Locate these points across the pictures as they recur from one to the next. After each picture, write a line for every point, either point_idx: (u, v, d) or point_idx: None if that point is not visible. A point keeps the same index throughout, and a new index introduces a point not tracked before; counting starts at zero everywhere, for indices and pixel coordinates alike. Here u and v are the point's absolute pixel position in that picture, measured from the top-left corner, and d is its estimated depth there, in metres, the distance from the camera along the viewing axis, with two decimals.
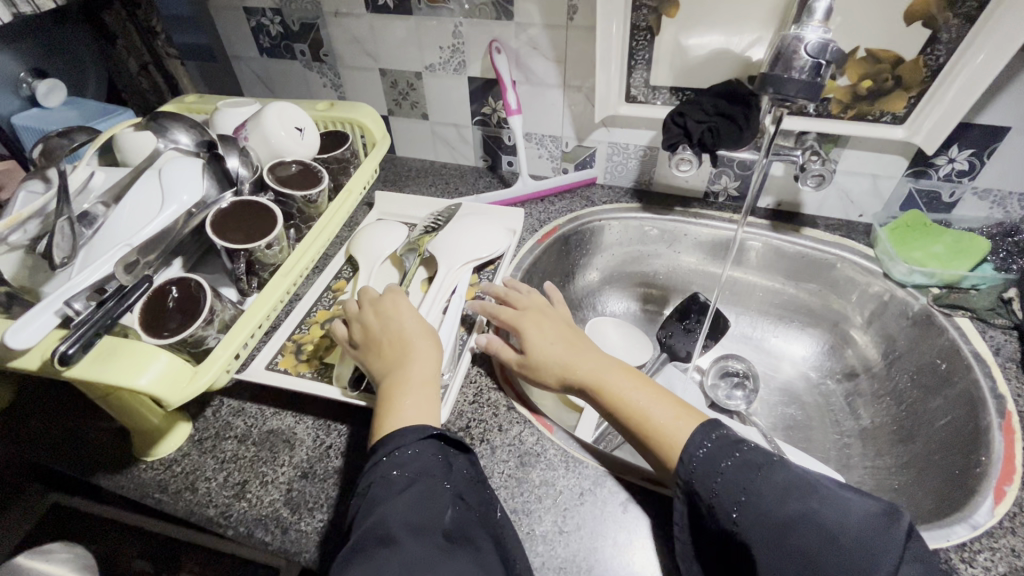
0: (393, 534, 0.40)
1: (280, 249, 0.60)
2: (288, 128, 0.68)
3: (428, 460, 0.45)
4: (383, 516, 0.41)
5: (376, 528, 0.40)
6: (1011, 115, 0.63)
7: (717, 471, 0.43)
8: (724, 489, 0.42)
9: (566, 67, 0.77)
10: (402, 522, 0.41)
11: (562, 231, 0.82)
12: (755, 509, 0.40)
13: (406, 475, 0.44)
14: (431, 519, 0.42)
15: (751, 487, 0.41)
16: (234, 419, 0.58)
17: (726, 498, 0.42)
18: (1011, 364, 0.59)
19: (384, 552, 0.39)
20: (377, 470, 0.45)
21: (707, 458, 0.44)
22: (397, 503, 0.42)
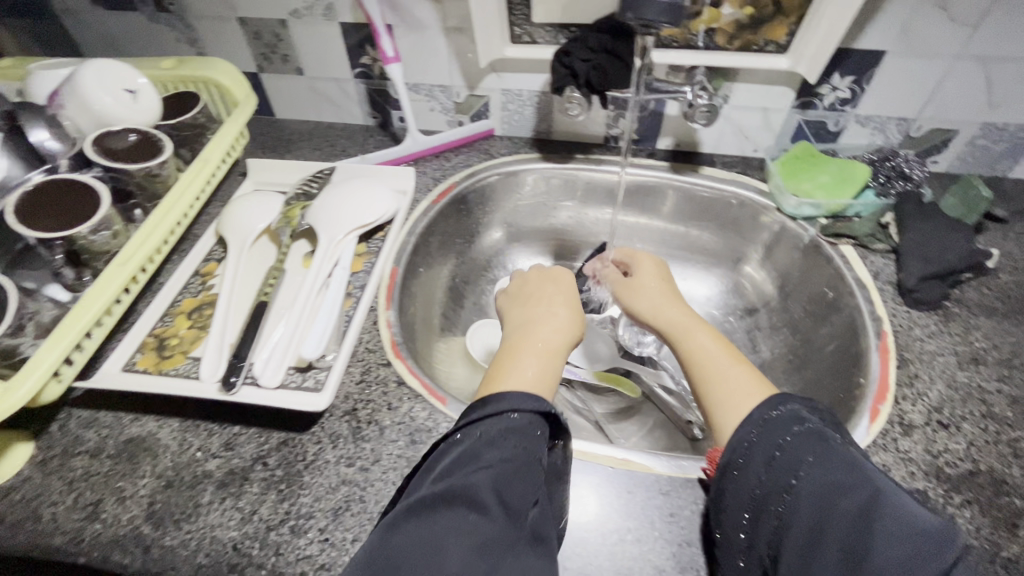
0: (484, 511, 0.33)
1: (112, 235, 0.52)
2: (115, 91, 0.58)
3: (541, 435, 0.39)
4: (474, 484, 0.34)
5: (464, 492, 0.34)
6: (887, 38, 0.62)
7: (787, 432, 0.40)
8: (788, 451, 0.39)
9: (444, 6, 0.70)
10: (497, 499, 0.34)
11: (459, 189, 0.76)
12: (819, 476, 0.37)
13: (517, 441, 0.37)
14: (523, 506, 0.35)
15: (825, 456, 0.38)
16: (85, 432, 0.51)
17: (786, 460, 0.39)
18: (888, 286, 0.61)
19: (459, 527, 0.32)
20: (489, 427, 0.38)
21: (775, 421, 0.41)
22: (495, 472, 0.35)
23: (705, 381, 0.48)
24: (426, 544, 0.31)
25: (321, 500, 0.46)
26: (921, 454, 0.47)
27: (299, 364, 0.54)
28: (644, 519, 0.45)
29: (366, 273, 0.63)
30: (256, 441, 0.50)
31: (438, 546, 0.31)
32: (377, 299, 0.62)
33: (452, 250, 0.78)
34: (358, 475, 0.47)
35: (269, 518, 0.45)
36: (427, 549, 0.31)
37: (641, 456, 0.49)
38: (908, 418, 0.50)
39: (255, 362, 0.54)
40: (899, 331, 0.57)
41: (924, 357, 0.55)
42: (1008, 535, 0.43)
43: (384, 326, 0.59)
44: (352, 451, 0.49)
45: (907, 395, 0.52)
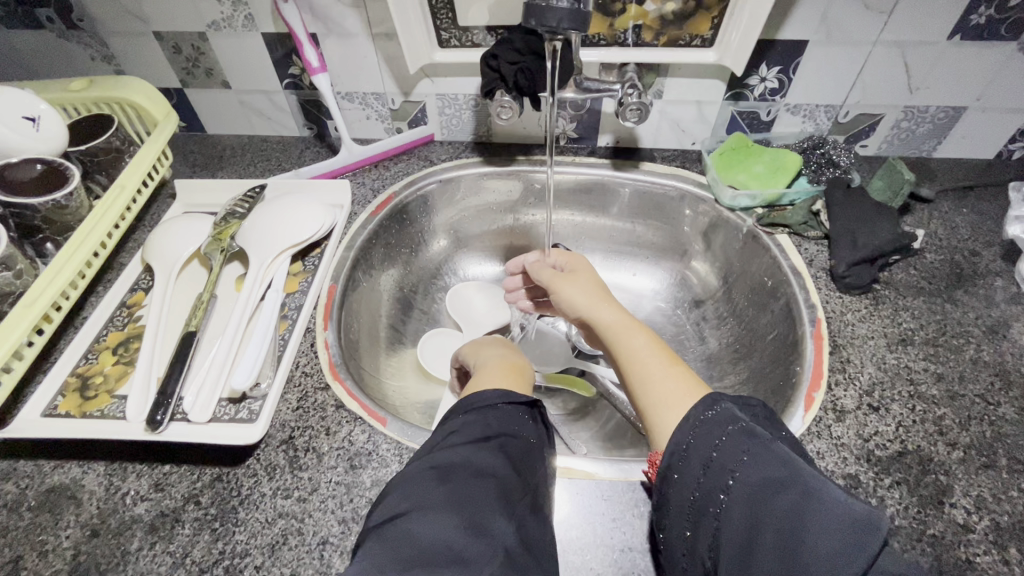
0: (500, 472, 0.40)
1: (15, 275, 0.49)
2: (14, 120, 0.55)
3: (526, 422, 0.46)
4: (487, 453, 0.41)
5: (482, 459, 0.40)
6: (807, 28, 0.63)
7: (721, 431, 0.40)
8: (723, 451, 0.39)
9: (366, 13, 0.68)
10: (507, 464, 0.41)
11: (399, 199, 0.75)
12: (754, 473, 0.37)
13: (507, 426, 0.44)
14: (523, 474, 0.42)
15: (758, 453, 0.38)
16: (3, 484, 0.49)
17: (722, 460, 0.39)
18: (822, 272, 0.63)
19: (483, 483, 0.38)
20: (483, 416, 0.44)
21: (711, 421, 0.41)
22: (499, 446, 0.42)
23: (641, 385, 0.48)
24: (460, 496, 0.37)
25: (257, 537, 0.44)
26: (853, 439, 0.49)
27: (231, 395, 0.52)
28: (587, 527, 0.45)
29: (301, 293, 0.61)
30: (188, 479, 0.48)
31: (470, 499, 0.37)
32: (314, 319, 0.60)
33: (397, 261, 0.76)
34: (296, 507, 0.46)
35: (203, 560, 0.43)
36: (463, 499, 0.37)
37: (583, 463, 0.49)
38: (841, 403, 0.51)
39: (186, 396, 0.52)
40: (832, 317, 0.58)
41: (855, 341, 0.56)
42: (934, 512, 0.44)
43: (322, 347, 0.58)
44: (289, 482, 0.48)
45: (840, 381, 0.53)
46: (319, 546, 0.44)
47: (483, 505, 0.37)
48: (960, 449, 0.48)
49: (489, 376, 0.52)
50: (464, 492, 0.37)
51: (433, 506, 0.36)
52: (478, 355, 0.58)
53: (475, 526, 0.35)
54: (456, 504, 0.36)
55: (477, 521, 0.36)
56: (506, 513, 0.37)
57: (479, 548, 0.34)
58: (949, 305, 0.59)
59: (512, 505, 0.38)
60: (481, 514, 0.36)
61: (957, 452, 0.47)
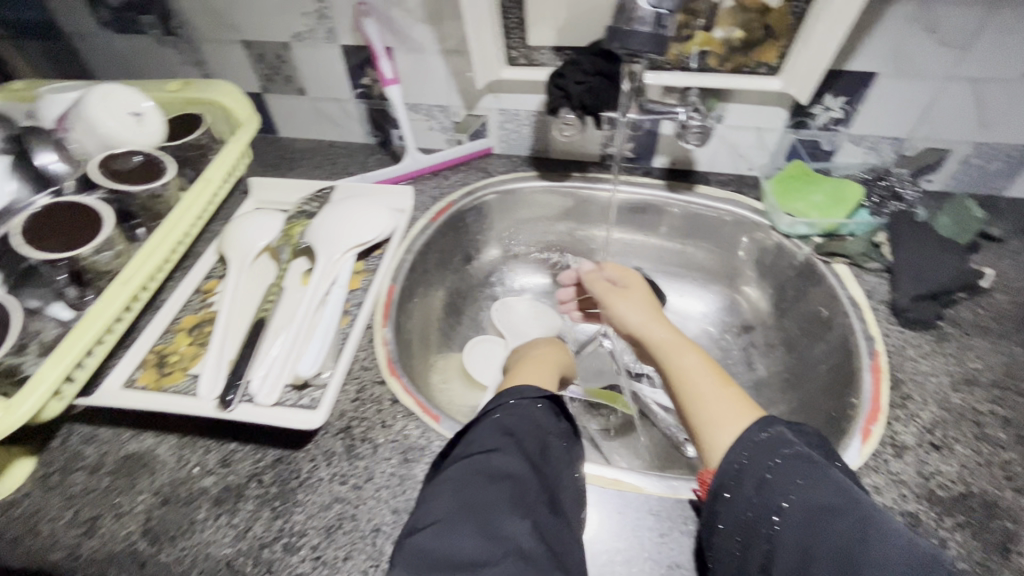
0: (516, 473, 0.41)
1: (115, 255, 0.54)
2: (121, 115, 0.60)
3: (545, 420, 0.46)
4: (502, 455, 0.41)
5: (496, 461, 0.41)
6: (877, 60, 0.63)
7: (776, 454, 0.40)
8: (779, 473, 0.39)
9: (441, 30, 0.72)
10: (524, 464, 0.42)
11: (457, 207, 0.78)
12: (810, 498, 0.36)
13: (523, 427, 0.45)
14: (543, 474, 0.42)
15: (814, 477, 0.37)
16: (85, 447, 0.52)
17: (777, 482, 0.38)
18: (882, 305, 0.62)
19: (499, 487, 0.39)
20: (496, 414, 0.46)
21: (764, 444, 0.41)
22: (514, 447, 0.42)
23: (693, 403, 0.48)
24: (471, 504, 0.38)
25: (314, 518, 0.46)
26: (912, 476, 0.47)
27: (294, 381, 0.54)
28: (633, 540, 0.46)
29: (362, 291, 0.64)
30: (252, 458, 0.51)
31: (485, 505, 0.38)
32: (373, 317, 0.63)
33: (450, 266, 0.79)
34: (351, 493, 0.48)
35: (263, 535, 0.46)
36: (477, 506, 0.38)
37: (632, 476, 0.49)
38: (900, 438, 0.50)
39: (253, 379, 0.54)
40: (892, 351, 0.57)
41: (917, 377, 0.55)
42: (1000, 559, 0.42)
43: (380, 344, 0.60)
44: (345, 469, 0.50)
45: (899, 416, 0.52)
46: (372, 533, 0.46)
47: (498, 509, 0.38)
48: None
49: (529, 373, 0.55)
50: (477, 499, 0.39)
51: (447, 518, 0.38)
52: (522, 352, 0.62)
53: (491, 531, 0.37)
54: (470, 513, 0.38)
55: (491, 525, 0.37)
56: (523, 513, 0.38)
57: (495, 552, 0.35)
58: (1018, 348, 0.57)
59: (530, 506, 0.39)
60: (496, 518, 0.37)
61: None
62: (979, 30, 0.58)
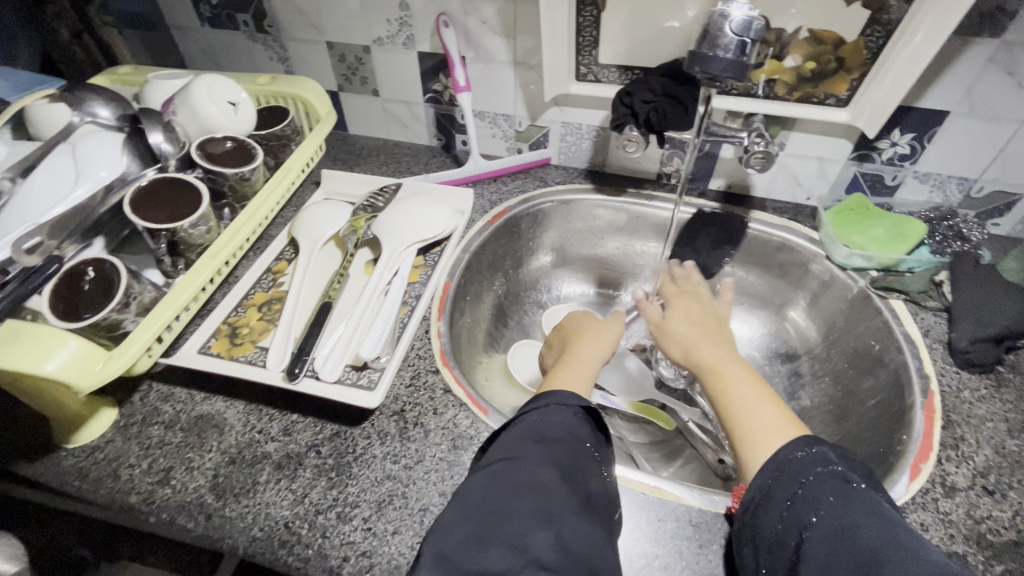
0: (542, 483, 0.41)
1: (207, 230, 0.58)
2: (221, 102, 0.65)
3: (579, 427, 0.46)
4: (528, 464, 0.42)
5: (523, 471, 0.41)
6: (950, 99, 0.63)
7: (807, 472, 0.40)
8: (810, 489, 0.39)
9: (516, 43, 0.75)
10: (552, 474, 0.42)
11: (513, 212, 0.80)
12: (841, 515, 0.37)
13: (554, 435, 0.45)
14: (574, 482, 0.42)
15: (846, 497, 0.38)
16: (163, 404, 0.57)
17: (807, 497, 0.39)
18: (938, 344, 0.61)
19: (523, 496, 0.40)
20: (526, 421, 0.46)
21: (799, 461, 0.41)
22: (542, 455, 0.43)
23: (734, 414, 0.48)
24: (497, 511, 0.39)
25: (367, 492, 0.49)
26: (962, 517, 0.47)
27: (355, 362, 0.58)
28: (673, 548, 0.47)
29: (421, 284, 0.67)
30: (311, 430, 0.54)
31: (508, 513, 0.39)
32: (430, 309, 0.66)
33: (501, 269, 0.81)
34: (403, 472, 0.51)
35: (319, 502, 0.49)
36: (500, 514, 0.39)
37: (674, 486, 0.50)
38: (951, 479, 0.50)
39: (317, 357, 0.58)
40: (947, 391, 0.56)
41: (971, 420, 0.54)
42: None
43: (435, 335, 0.63)
44: (398, 449, 0.52)
45: (951, 456, 0.51)
46: (420, 512, 0.48)
47: (521, 518, 0.38)
48: None
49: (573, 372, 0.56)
50: (501, 507, 0.39)
51: (473, 524, 0.38)
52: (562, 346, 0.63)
53: (512, 541, 0.37)
54: (493, 520, 0.38)
55: (512, 536, 0.37)
56: (547, 523, 0.38)
57: (516, 563, 0.36)
58: None
59: (557, 516, 0.39)
60: (518, 528, 0.38)
61: None
62: None
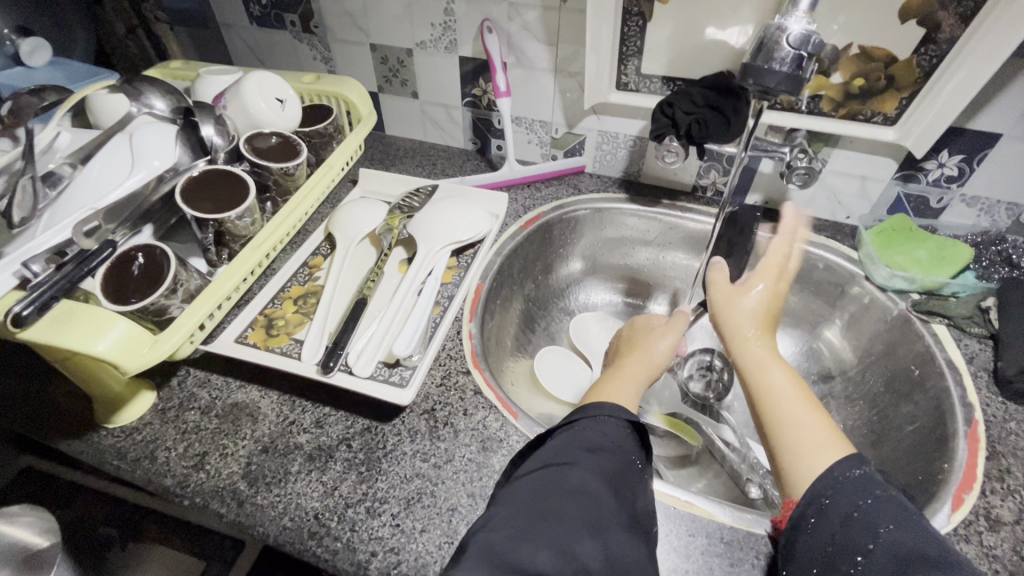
0: (592, 492, 0.40)
1: (252, 221, 0.60)
2: (269, 98, 0.66)
3: (625, 439, 0.46)
4: (577, 470, 0.42)
5: (573, 477, 0.41)
6: (1004, 122, 0.61)
7: (867, 494, 0.39)
8: (867, 513, 0.38)
9: (558, 51, 0.76)
10: (601, 484, 0.41)
11: (547, 218, 0.81)
12: (902, 540, 0.36)
13: (602, 444, 0.45)
14: (620, 495, 0.42)
15: (906, 524, 0.37)
16: (199, 390, 0.58)
17: (865, 521, 0.38)
18: (983, 372, 0.59)
19: (575, 503, 0.39)
20: (574, 432, 0.46)
21: (857, 480, 0.41)
22: (591, 463, 0.42)
23: (775, 425, 0.48)
24: (544, 513, 0.39)
25: (396, 489, 0.49)
26: (1008, 552, 0.45)
27: (387, 359, 0.58)
28: (704, 564, 0.46)
29: (454, 285, 0.68)
30: (343, 423, 0.55)
31: (558, 517, 0.38)
32: (462, 311, 0.66)
33: (531, 275, 0.81)
34: (431, 471, 0.51)
35: (349, 496, 0.49)
36: (551, 518, 0.38)
37: (704, 502, 0.50)
38: (995, 512, 0.48)
39: (351, 351, 0.59)
40: (992, 421, 0.55)
41: (1017, 452, 0.52)
42: None
43: (466, 336, 0.64)
44: (428, 447, 0.53)
45: (996, 489, 0.49)
46: (449, 511, 0.48)
47: (572, 525, 0.38)
48: None
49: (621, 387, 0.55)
50: (549, 509, 0.39)
51: (520, 524, 0.38)
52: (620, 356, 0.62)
53: (561, 548, 0.36)
54: (543, 521, 0.38)
55: (562, 541, 0.37)
56: (596, 534, 0.38)
57: (567, 566, 0.35)
58: None
59: (605, 529, 0.39)
60: (569, 534, 0.37)
61: None
62: None
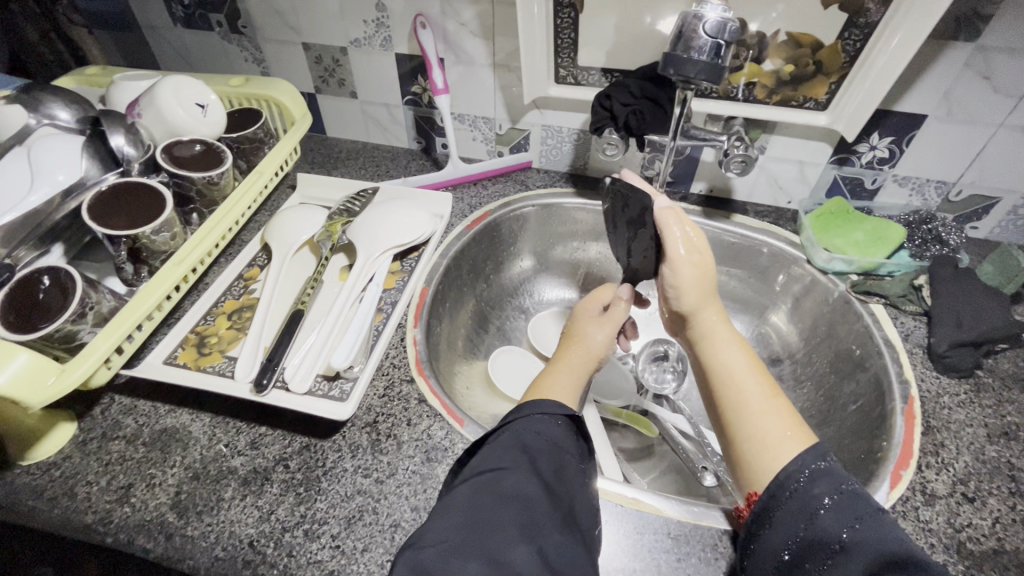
0: (527, 495, 0.39)
1: (171, 236, 0.56)
2: (188, 104, 0.63)
3: (563, 437, 0.45)
4: (514, 474, 0.40)
5: (507, 482, 0.40)
6: (928, 103, 0.63)
7: (836, 488, 0.39)
8: (833, 509, 0.38)
9: (494, 45, 0.74)
10: (536, 485, 0.40)
11: (493, 216, 0.79)
12: (868, 538, 0.36)
13: (539, 445, 0.44)
14: (556, 496, 0.41)
15: (874, 520, 0.36)
16: (124, 418, 0.54)
17: (831, 518, 0.37)
18: (918, 349, 0.61)
19: (508, 509, 0.38)
20: (512, 434, 0.44)
21: (823, 472, 0.40)
22: (528, 465, 0.41)
23: (737, 414, 0.46)
24: (479, 524, 0.37)
25: (336, 508, 0.48)
26: (942, 526, 0.47)
27: (327, 372, 0.56)
28: (651, 561, 0.45)
29: (397, 291, 0.66)
30: (280, 443, 0.52)
31: (491, 526, 0.37)
32: (406, 316, 0.64)
33: (481, 275, 0.80)
34: (374, 487, 0.49)
35: (286, 520, 0.47)
36: (483, 527, 0.37)
37: (652, 498, 0.49)
38: (930, 486, 0.49)
39: (288, 366, 0.56)
40: (927, 397, 0.56)
41: (950, 426, 0.54)
42: None
43: (411, 343, 0.62)
44: (370, 462, 0.51)
45: (931, 463, 0.51)
46: (391, 528, 0.46)
47: (504, 533, 0.37)
48: None
49: (557, 384, 0.54)
50: (485, 518, 0.37)
51: (454, 539, 0.36)
52: (560, 349, 0.60)
53: (493, 557, 0.35)
54: (476, 532, 0.37)
55: (494, 551, 0.36)
56: (529, 539, 0.37)
57: None
58: None
59: (539, 532, 0.38)
60: (500, 543, 0.36)
61: None
62: None
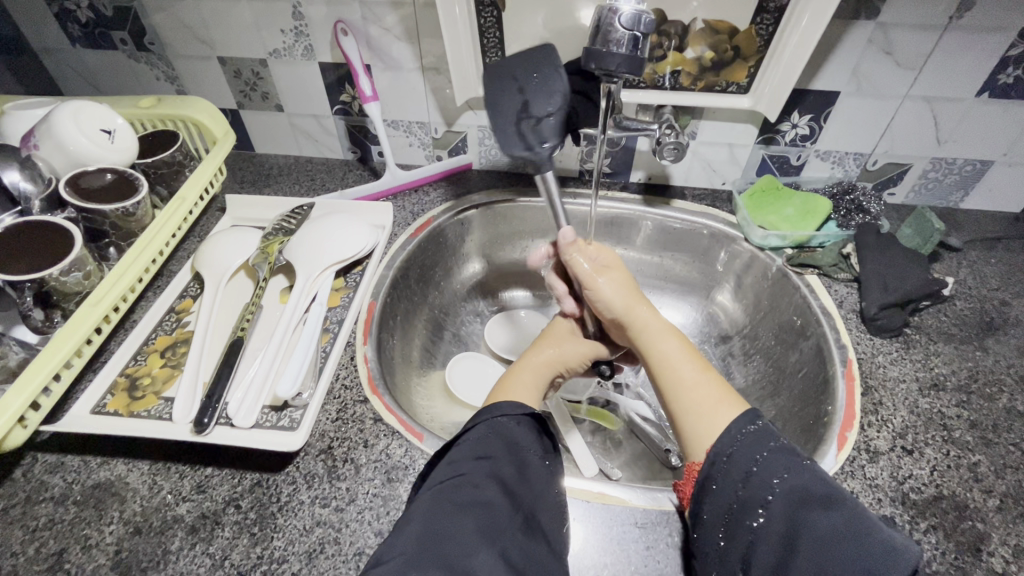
0: (487, 500, 0.39)
1: (84, 275, 0.52)
2: (92, 131, 0.58)
3: (528, 440, 0.45)
4: (474, 480, 0.40)
5: (468, 491, 0.39)
6: (839, 80, 0.66)
7: (763, 447, 0.40)
8: (765, 466, 0.39)
9: (420, 48, 0.73)
10: (497, 490, 0.40)
11: (438, 223, 0.78)
12: (797, 484, 0.37)
13: (499, 450, 0.43)
14: (518, 498, 0.41)
15: (799, 468, 0.38)
16: (50, 477, 0.50)
17: (762, 474, 0.38)
18: (852, 314, 0.64)
19: (470, 518, 0.37)
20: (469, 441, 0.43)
21: (752, 435, 0.41)
22: (488, 471, 0.41)
23: (675, 390, 0.48)
24: (445, 538, 0.36)
25: (295, 544, 0.45)
26: (887, 480, 0.49)
27: (273, 402, 0.53)
28: (620, 553, 0.46)
29: (343, 308, 0.64)
30: (229, 482, 0.49)
31: (455, 538, 0.36)
32: (354, 334, 0.62)
33: (430, 282, 0.78)
34: (333, 516, 0.47)
35: (241, 564, 0.44)
36: (448, 536, 0.36)
37: (616, 489, 0.50)
38: (873, 444, 0.52)
39: (231, 401, 0.53)
40: (863, 358, 0.59)
41: (887, 384, 0.57)
42: (972, 558, 0.44)
43: (361, 361, 0.59)
44: (327, 491, 0.49)
45: (872, 422, 0.54)
46: (355, 556, 0.45)
47: (463, 539, 0.36)
48: (997, 497, 0.48)
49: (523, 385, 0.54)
50: (444, 528, 0.36)
51: (417, 552, 0.35)
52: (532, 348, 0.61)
53: (457, 565, 0.34)
54: (437, 545, 0.35)
55: (453, 558, 0.35)
56: (490, 542, 0.36)
57: None
58: (980, 352, 0.60)
59: (500, 534, 0.37)
60: (460, 551, 0.35)
61: (993, 499, 0.48)
62: (932, 52, 0.61)
